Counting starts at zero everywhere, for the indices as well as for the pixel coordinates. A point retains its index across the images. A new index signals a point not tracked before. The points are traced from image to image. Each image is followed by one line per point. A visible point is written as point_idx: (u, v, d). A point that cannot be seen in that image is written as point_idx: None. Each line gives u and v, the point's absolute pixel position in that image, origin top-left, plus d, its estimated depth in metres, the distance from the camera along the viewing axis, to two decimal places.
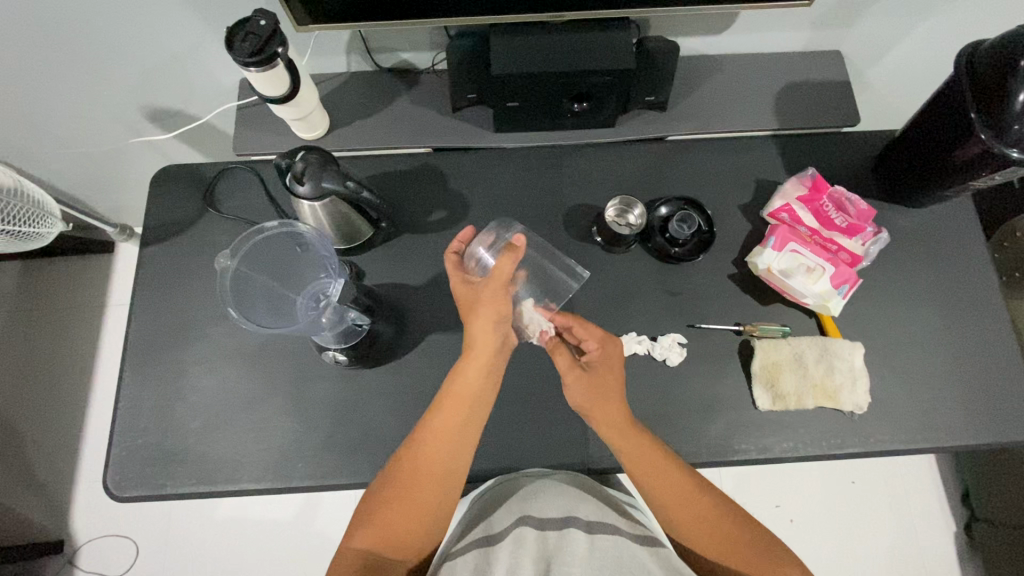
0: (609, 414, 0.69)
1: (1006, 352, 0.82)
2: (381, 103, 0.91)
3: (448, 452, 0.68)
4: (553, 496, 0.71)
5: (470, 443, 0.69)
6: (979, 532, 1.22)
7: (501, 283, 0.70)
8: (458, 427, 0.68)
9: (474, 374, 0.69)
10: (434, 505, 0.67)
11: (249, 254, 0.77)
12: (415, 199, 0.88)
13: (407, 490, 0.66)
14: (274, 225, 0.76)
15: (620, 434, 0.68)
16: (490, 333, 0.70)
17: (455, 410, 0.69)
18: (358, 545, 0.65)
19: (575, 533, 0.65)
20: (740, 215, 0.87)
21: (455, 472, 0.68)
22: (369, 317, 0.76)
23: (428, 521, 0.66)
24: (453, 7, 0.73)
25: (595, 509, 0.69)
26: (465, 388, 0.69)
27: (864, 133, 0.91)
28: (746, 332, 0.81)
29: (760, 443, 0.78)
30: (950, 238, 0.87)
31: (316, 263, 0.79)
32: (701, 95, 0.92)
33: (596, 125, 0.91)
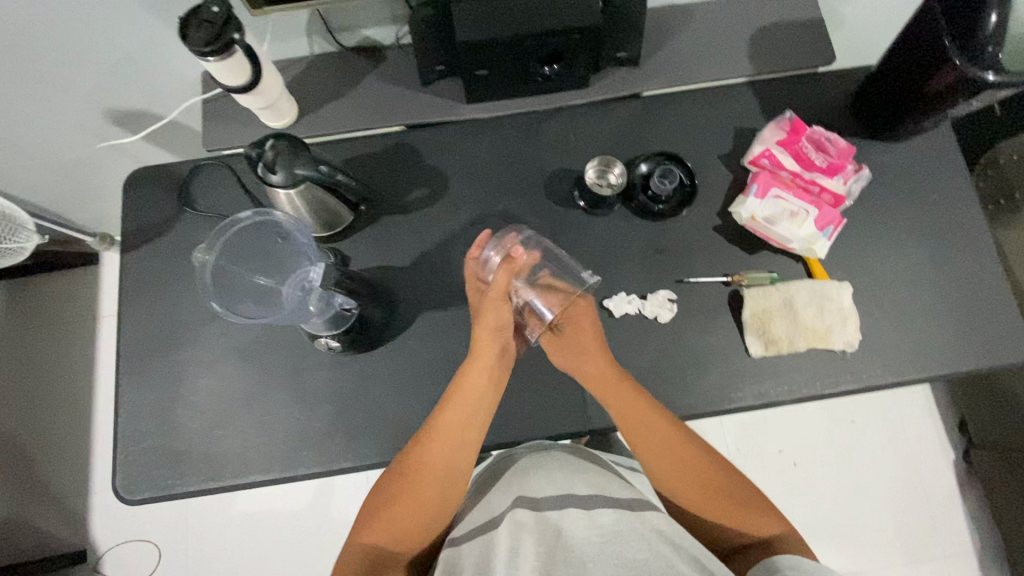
0: (593, 365, 0.73)
1: (993, 278, 0.83)
2: (349, 84, 0.89)
3: (453, 447, 0.70)
4: (551, 474, 0.71)
5: (473, 439, 0.71)
6: (977, 459, 1.26)
7: (497, 298, 0.72)
8: (461, 424, 0.70)
9: (476, 375, 0.72)
10: (439, 495, 0.68)
11: (226, 247, 0.77)
12: (393, 178, 0.87)
13: (412, 481, 0.68)
14: (246, 216, 0.75)
15: (617, 389, 0.71)
16: (493, 345, 0.73)
17: (459, 408, 0.71)
18: (364, 540, 0.66)
19: (573, 509, 0.63)
20: (721, 165, 0.86)
21: (459, 463, 0.70)
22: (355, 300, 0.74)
23: (433, 509, 0.68)
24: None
25: (594, 482, 0.69)
26: (469, 388, 0.71)
27: (843, 69, 0.89)
28: (735, 283, 0.81)
29: (756, 389, 0.79)
30: (934, 168, 0.86)
31: (298, 251, 0.77)
32: (673, 47, 0.90)
33: (569, 86, 0.89)
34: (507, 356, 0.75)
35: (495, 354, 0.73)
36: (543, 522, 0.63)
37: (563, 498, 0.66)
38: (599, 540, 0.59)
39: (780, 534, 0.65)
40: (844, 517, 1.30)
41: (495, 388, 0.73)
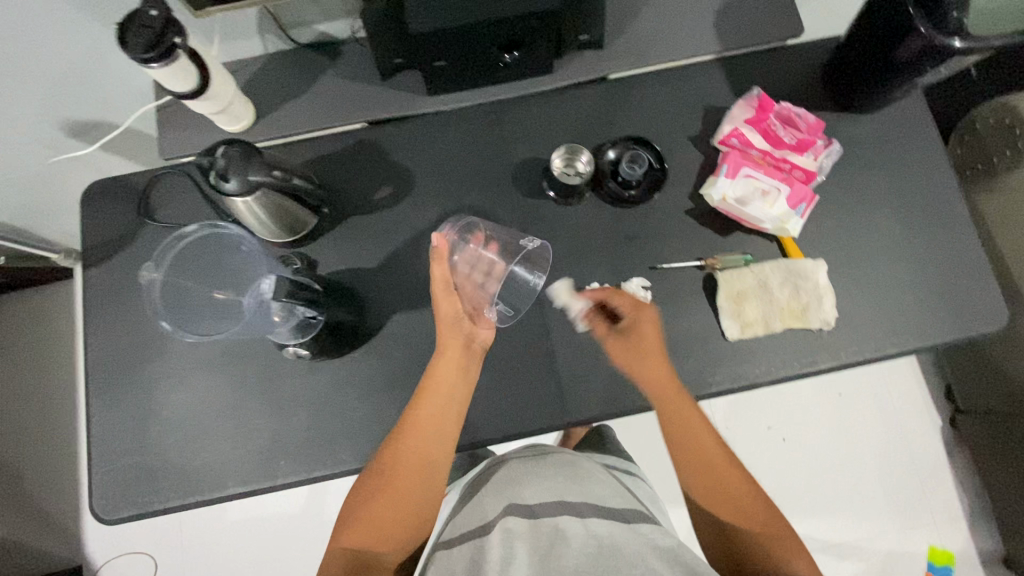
0: (645, 366, 0.73)
1: (969, 246, 0.82)
2: (306, 83, 0.86)
3: (431, 440, 0.69)
4: (545, 479, 0.69)
5: (448, 435, 0.71)
6: (964, 424, 1.27)
7: (441, 291, 0.73)
8: (438, 416, 0.70)
9: (450, 370, 0.72)
10: (418, 494, 0.67)
11: (174, 262, 0.78)
12: (356, 177, 0.84)
13: (392, 480, 0.67)
14: (191, 229, 0.77)
15: (662, 385, 0.72)
16: (454, 333, 0.74)
17: (436, 398, 0.71)
18: (344, 542, 0.65)
19: (569, 517, 0.62)
20: (690, 146, 0.85)
21: (439, 459, 0.69)
22: (319, 308, 0.71)
23: (414, 509, 0.67)
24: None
25: (590, 489, 0.68)
26: (441, 382, 0.72)
27: (811, 41, 0.88)
28: (708, 267, 0.80)
29: (734, 372, 0.78)
30: (906, 138, 0.84)
31: (252, 257, 0.78)
32: (637, 26, 0.88)
33: (533, 72, 0.86)
34: (474, 349, 0.76)
35: (458, 343, 0.74)
36: (538, 527, 0.62)
37: (559, 504, 0.64)
38: (594, 549, 0.58)
39: (794, 548, 0.62)
40: (836, 490, 1.31)
41: (468, 380, 0.74)
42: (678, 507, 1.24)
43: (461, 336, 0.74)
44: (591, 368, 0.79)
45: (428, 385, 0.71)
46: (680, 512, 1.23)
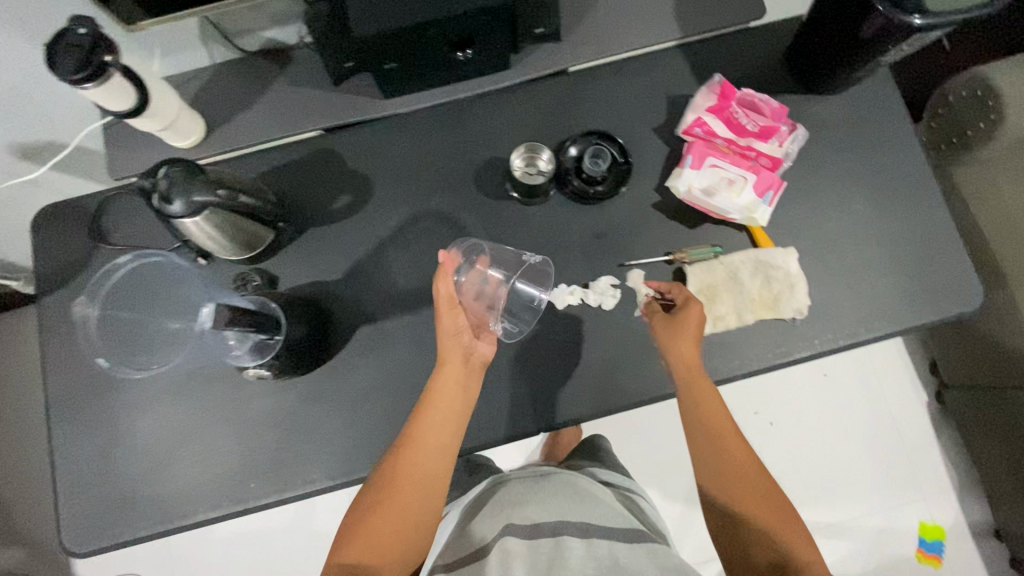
0: (682, 352, 0.71)
1: (942, 225, 0.80)
2: (256, 92, 0.83)
3: (440, 453, 0.67)
4: (546, 499, 0.70)
5: (451, 446, 0.68)
6: (950, 398, 1.27)
7: (447, 305, 0.70)
8: (441, 429, 0.68)
9: (453, 379, 0.70)
10: (419, 506, 0.65)
11: (109, 295, 0.79)
12: (315, 188, 0.82)
13: (392, 494, 0.65)
14: (125, 258, 0.80)
15: (696, 375, 0.71)
16: (454, 346, 0.71)
17: (441, 408, 0.68)
18: (343, 557, 0.63)
19: (571, 538, 0.62)
20: (655, 137, 0.83)
21: (441, 470, 0.67)
22: (271, 329, 0.67)
23: (415, 523, 0.65)
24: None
25: (590, 508, 0.68)
26: (446, 393, 0.69)
27: (775, 22, 0.85)
28: (677, 261, 0.79)
29: (708, 367, 0.77)
30: (875, 117, 0.82)
31: (187, 277, 0.80)
32: (596, 14, 0.84)
33: (490, 69, 0.83)
34: (474, 362, 0.73)
35: (459, 356, 0.71)
36: (536, 549, 0.62)
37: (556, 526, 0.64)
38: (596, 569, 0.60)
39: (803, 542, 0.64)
40: (826, 472, 1.31)
41: (469, 393, 0.71)
42: (667, 498, 1.23)
43: (462, 351, 0.71)
44: (564, 370, 0.77)
45: (430, 397, 0.69)
46: (669, 504, 1.23)
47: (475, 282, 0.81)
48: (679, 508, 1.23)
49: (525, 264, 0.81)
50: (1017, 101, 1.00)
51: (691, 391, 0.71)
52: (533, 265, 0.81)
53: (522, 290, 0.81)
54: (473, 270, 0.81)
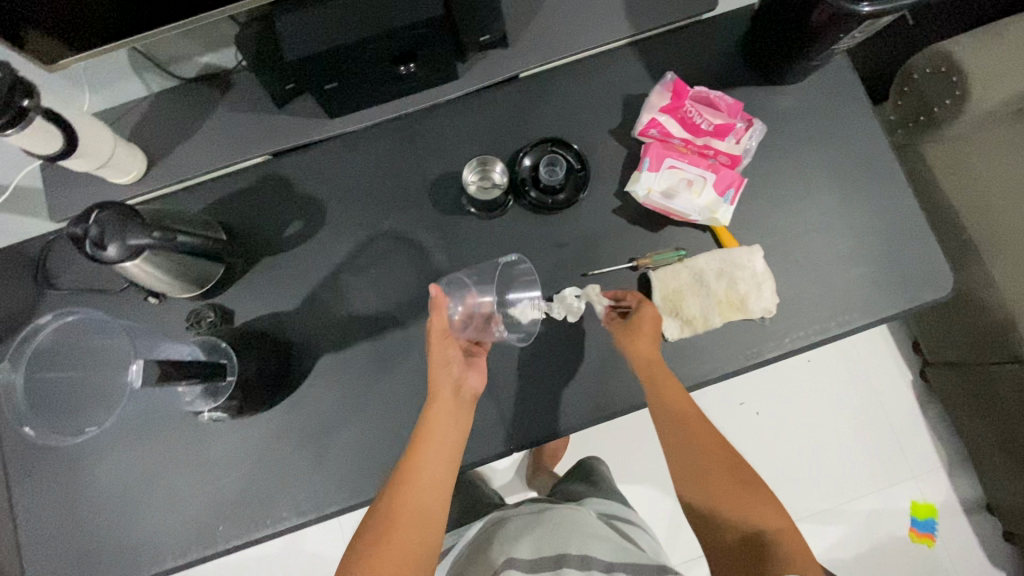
0: (651, 359, 0.71)
1: (908, 211, 0.79)
2: (197, 120, 0.80)
3: (435, 480, 0.64)
4: (545, 532, 0.70)
5: (447, 471, 0.66)
6: (934, 376, 1.26)
7: (440, 338, 0.69)
8: (440, 460, 0.65)
9: (443, 404, 0.67)
10: (423, 541, 0.61)
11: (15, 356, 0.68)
12: (266, 216, 0.80)
13: (393, 529, 0.60)
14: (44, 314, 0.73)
15: (670, 380, 0.71)
16: (446, 376, 0.69)
17: (433, 434, 0.66)
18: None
19: (571, 568, 0.62)
20: (612, 140, 0.80)
21: (439, 498, 0.64)
22: (220, 376, 0.67)
23: (419, 561, 0.60)
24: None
25: (587, 535, 0.69)
26: (437, 418, 0.67)
27: (727, 12, 0.82)
28: (642, 266, 0.76)
29: (678, 373, 0.75)
30: (834, 104, 0.80)
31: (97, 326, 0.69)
32: (543, 16, 0.81)
33: (438, 81, 0.80)
34: (465, 395, 0.70)
35: (452, 385, 0.69)
36: None
37: (556, 559, 0.64)
38: None
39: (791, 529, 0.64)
40: (816, 459, 1.30)
41: (463, 423, 0.69)
42: (655, 500, 1.22)
43: (453, 382, 0.69)
44: (533, 388, 0.76)
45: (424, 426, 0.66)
46: (658, 508, 1.22)
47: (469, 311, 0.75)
48: (668, 513, 1.22)
49: (509, 270, 0.77)
50: (982, 76, 0.98)
51: (657, 393, 0.70)
52: (517, 270, 0.77)
53: (516, 301, 0.76)
54: (472, 296, 0.76)
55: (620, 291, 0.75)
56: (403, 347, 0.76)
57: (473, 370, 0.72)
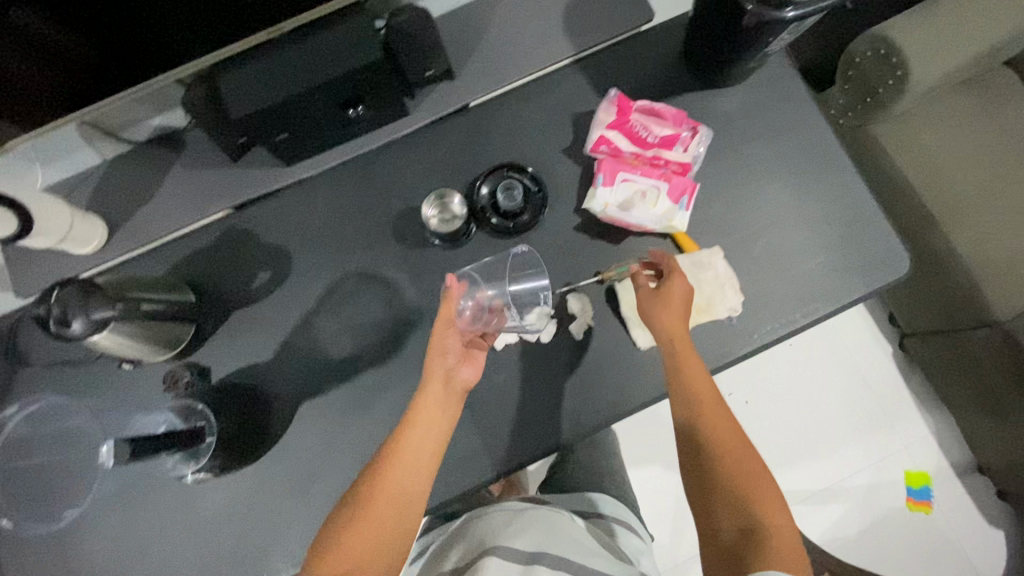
0: (664, 321, 0.70)
1: (860, 198, 0.80)
2: (156, 182, 0.81)
3: (414, 474, 0.64)
4: (527, 525, 0.69)
5: (429, 466, 0.65)
6: (912, 346, 1.29)
7: (443, 325, 0.69)
8: (425, 446, 0.65)
9: (435, 396, 0.67)
10: (394, 526, 0.62)
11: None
12: (232, 269, 0.80)
13: (368, 510, 0.61)
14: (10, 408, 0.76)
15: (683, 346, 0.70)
16: (437, 363, 0.68)
17: (421, 429, 0.65)
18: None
19: (543, 567, 0.63)
20: (566, 159, 0.82)
21: (418, 491, 0.64)
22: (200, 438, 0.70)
23: (390, 541, 0.61)
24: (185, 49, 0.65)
25: (567, 542, 0.69)
26: (428, 409, 0.66)
27: (664, 23, 0.84)
28: (607, 280, 0.78)
29: (654, 380, 0.77)
30: (776, 102, 0.82)
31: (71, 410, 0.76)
32: (486, 45, 0.83)
33: (389, 118, 0.81)
34: (456, 386, 0.69)
35: (443, 374, 0.68)
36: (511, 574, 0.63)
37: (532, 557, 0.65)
38: None
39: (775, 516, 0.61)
40: (808, 440, 1.32)
41: (451, 415, 0.68)
42: (654, 501, 1.25)
43: (445, 371, 0.68)
44: (514, 411, 0.76)
45: (414, 414, 0.66)
46: (656, 511, 1.24)
47: (479, 307, 0.76)
48: (667, 517, 1.25)
49: (514, 261, 0.78)
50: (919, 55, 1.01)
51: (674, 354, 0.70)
52: (523, 261, 0.78)
53: (523, 291, 0.77)
54: (483, 290, 0.77)
55: (661, 254, 0.76)
56: (382, 386, 0.77)
57: (467, 362, 0.71)
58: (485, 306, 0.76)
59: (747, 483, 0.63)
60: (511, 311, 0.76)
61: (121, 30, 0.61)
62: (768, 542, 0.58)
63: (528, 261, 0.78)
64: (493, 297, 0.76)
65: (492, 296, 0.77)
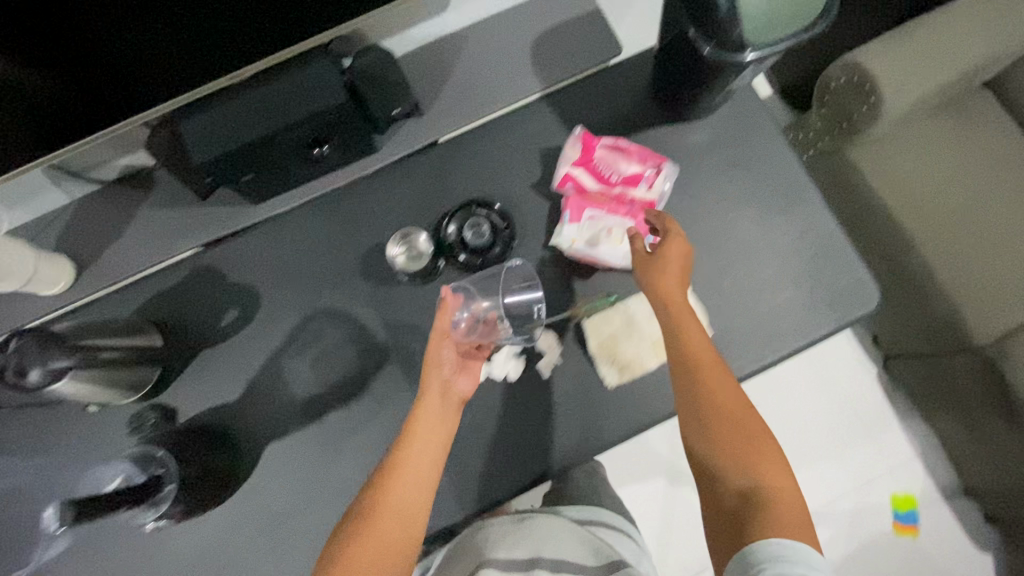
0: (664, 295, 0.70)
1: (828, 231, 0.80)
2: (124, 221, 0.81)
3: (416, 483, 0.64)
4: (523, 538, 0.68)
5: (431, 473, 0.65)
6: (896, 368, 1.28)
7: (439, 338, 0.69)
8: (427, 456, 0.65)
9: (432, 406, 0.67)
10: (401, 535, 0.62)
11: None
12: (200, 308, 0.80)
13: (374, 523, 0.61)
14: None
15: (686, 320, 0.70)
16: (434, 376, 0.68)
17: (420, 440, 0.66)
18: None
19: None
20: (534, 193, 0.82)
21: (421, 498, 0.64)
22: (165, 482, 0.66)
23: (397, 550, 0.61)
24: (147, 97, 0.64)
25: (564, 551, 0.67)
26: (425, 419, 0.67)
27: (631, 57, 0.85)
28: (575, 316, 0.78)
29: (624, 417, 0.76)
30: (744, 135, 0.82)
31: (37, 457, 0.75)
32: (454, 81, 0.83)
33: (357, 155, 0.81)
34: (454, 398, 0.70)
35: (440, 386, 0.68)
36: None
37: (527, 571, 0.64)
38: None
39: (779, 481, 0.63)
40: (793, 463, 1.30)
41: (450, 426, 0.68)
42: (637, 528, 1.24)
43: (441, 383, 0.69)
44: (483, 451, 0.75)
45: (412, 426, 0.66)
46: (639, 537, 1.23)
47: (475, 319, 0.75)
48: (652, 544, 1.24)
49: (509, 274, 0.76)
50: (892, 84, 1.01)
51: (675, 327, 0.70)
52: (518, 273, 0.76)
53: (517, 305, 0.76)
54: (478, 302, 0.76)
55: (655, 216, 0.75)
56: (349, 426, 0.76)
57: (464, 375, 0.72)
58: (481, 317, 0.75)
59: (748, 453, 0.65)
60: (505, 325, 0.75)
61: (76, 80, 0.59)
62: (771, 504, 0.60)
63: (523, 273, 0.76)
64: (488, 310, 0.75)
65: (487, 310, 0.75)
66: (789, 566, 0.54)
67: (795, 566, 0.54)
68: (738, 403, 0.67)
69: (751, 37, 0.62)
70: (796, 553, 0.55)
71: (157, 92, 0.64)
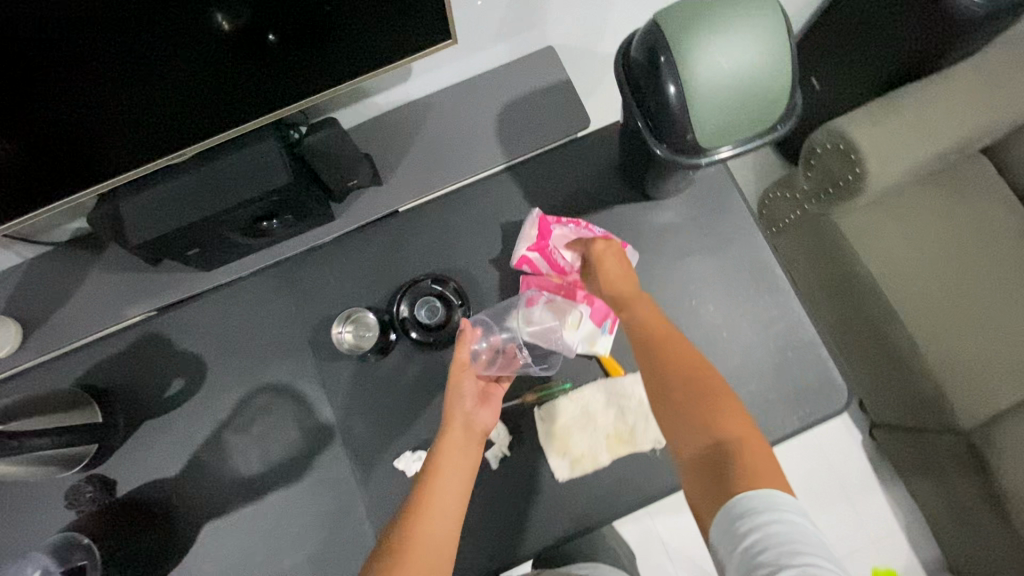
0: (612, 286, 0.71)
1: (793, 323, 0.77)
2: (74, 283, 0.79)
3: (440, 517, 0.57)
4: None
5: (456, 506, 0.59)
6: (883, 439, 1.20)
7: (462, 368, 0.68)
8: (450, 487, 0.59)
9: (455, 436, 0.64)
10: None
11: None
12: (145, 377, 0.78)
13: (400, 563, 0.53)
14: None
15: (636, 303, 0.69)
16: (457, 408, 0.66)
17: (444, 469, 0.60)
18: None
19: None
20: (492, 270, 0.80)
21: (450, 531, 0.57)
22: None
23: None
24: (105, 163, 0.61)
25: None
26: (447, 448, 0.62)
27: (599, 132, 0.82)
28: (529, 403, 0.75)
29: (573, 513, 0.72)
30: (710, 218, 0.80)
31: None
32: (415, 151, 0.81)
33: (314, 225, 0.79)
34: (478, 433, 0.66)
35: (463, 417, 0.66)
36: None
37: None
38: None
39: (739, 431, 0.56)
40: None
41: (474, 459, 0.63)
42: None
43: (463, 416, 0.66)
44: None
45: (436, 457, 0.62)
46: None
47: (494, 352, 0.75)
48: None
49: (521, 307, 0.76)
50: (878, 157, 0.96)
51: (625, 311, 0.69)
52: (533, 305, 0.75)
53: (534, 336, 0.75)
54: (495, 335, 0.76)
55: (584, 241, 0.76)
56: (287, 508, 0.74)
57: (487, 408, 0.69)
58: (502, 347, 0.75)
59: (709, 406, 0.58)
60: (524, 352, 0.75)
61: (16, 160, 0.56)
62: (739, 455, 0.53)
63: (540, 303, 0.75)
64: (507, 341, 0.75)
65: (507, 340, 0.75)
66: (758, 517, 0.48)
67: (764, 514, 0.48)
68: (688, 353, 0.62)
69: (705, 146, 0.60)
70: (765, 500, 0.49)
71: (103, 168, 0.61)
